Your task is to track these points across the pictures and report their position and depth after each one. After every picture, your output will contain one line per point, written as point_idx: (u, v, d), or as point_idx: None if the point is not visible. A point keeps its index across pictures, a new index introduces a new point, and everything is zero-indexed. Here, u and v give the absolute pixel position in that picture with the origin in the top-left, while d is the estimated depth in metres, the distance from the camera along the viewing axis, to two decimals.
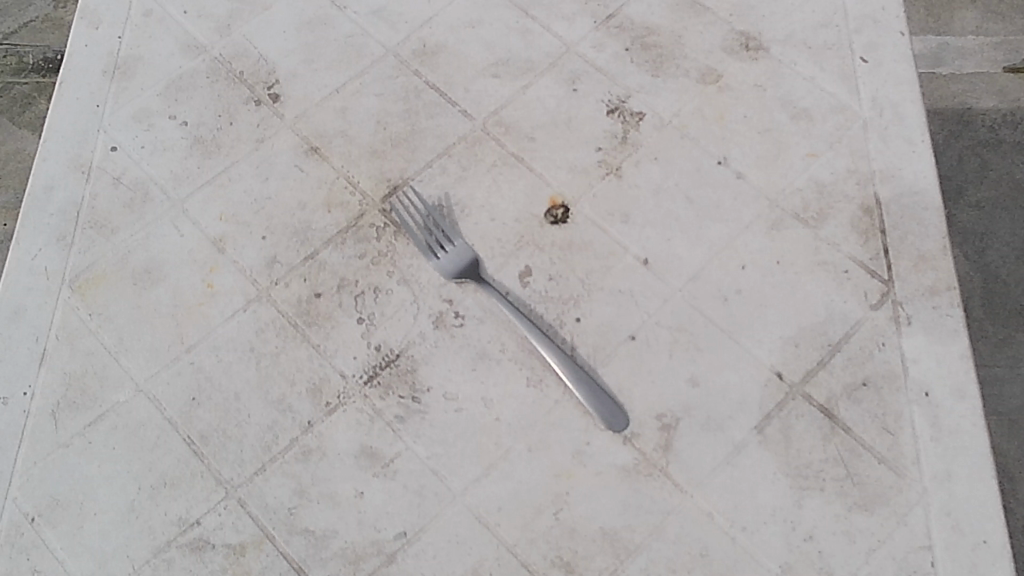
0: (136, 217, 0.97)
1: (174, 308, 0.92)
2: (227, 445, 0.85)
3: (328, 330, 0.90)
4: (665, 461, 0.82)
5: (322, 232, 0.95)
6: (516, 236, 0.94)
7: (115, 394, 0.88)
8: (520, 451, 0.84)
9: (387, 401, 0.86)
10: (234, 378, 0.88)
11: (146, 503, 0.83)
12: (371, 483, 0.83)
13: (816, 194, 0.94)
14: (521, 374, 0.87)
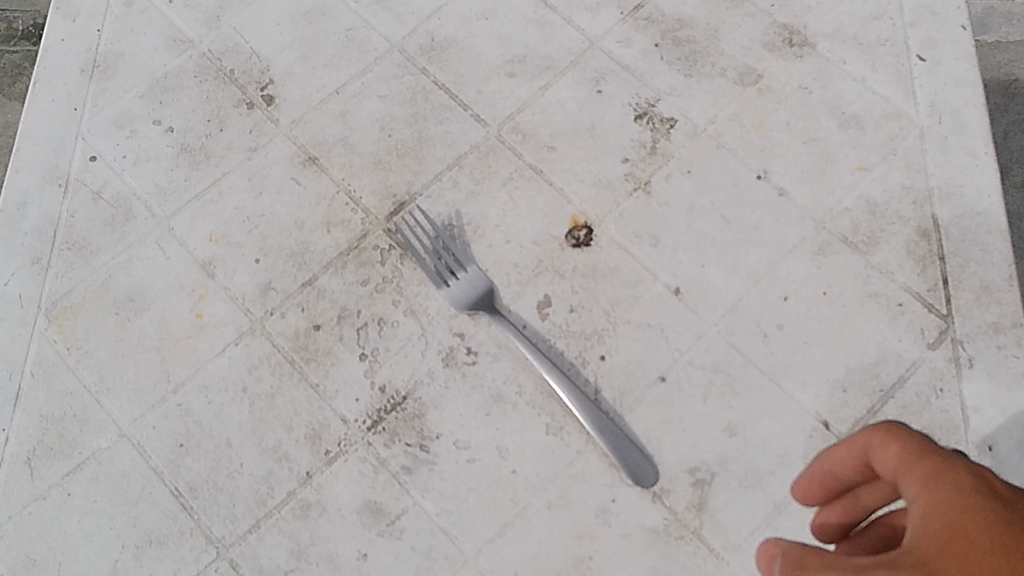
0: (118, 237, 0.88)
1: (160, 341, 0.84)
2: (218, 499, 0.78)
3: (327, 368, 0.82)
4: (699, 522, 0.75)
5: (321, 255, 0.86)
6: (534, 261, 0.85)
7: (96, 440, 0.80)
8: (539, 508, 0.76)
9: (393, 449, 0.79)
10: (225, 423, 0.81)
11: (130, 564, 0.76)
12: (375, 543, 0.76)
13: (867, 214, 0.84)
14: (539, 421, 0.79)
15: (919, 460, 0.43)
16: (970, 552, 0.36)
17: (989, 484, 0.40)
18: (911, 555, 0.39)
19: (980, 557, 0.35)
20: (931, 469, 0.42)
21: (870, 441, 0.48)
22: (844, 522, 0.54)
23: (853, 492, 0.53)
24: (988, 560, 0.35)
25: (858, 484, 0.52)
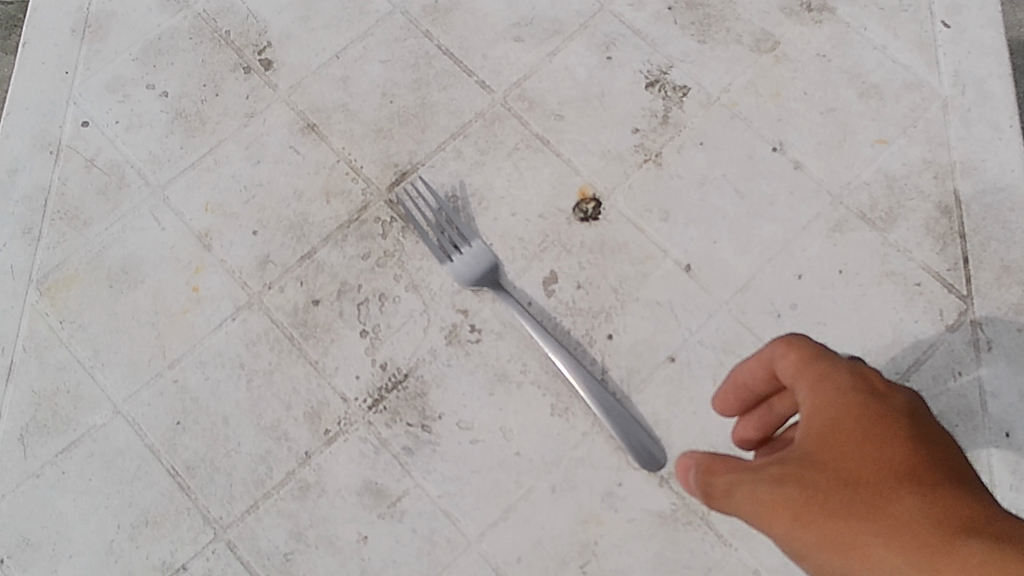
0: (111, 206, 0.86)
1: (155, 315, 0.82)
2: (216, 478, 0.76)
3: (327, 344, 0.80)
4: (707, 507, 0.73)
5: (321, 227, 0.84)
6: (541, 235, 0.82)
7: (91, 417, 0.79)
8: (543, 492, 0.74)
9: (394, 429, 0.77)
10: (223, 400, 0.79)
11: (126, 545, 0.75)
12: (375, 525, 0.74)
13: (886, 190, 0.82)
14: (544, 401, 0.77)
15: (804, 361, 0.48)
16: (853, 444, 0.44)
17: (864, 383, 0.47)
18: (805, 454, 0.46)
19: (860, 454, 0.43)
20: (816, 372, 0.48)
21: (772, 351, 0.50)
22: (763, 433, 0.56)
23: (766, 401, 0.55)
24: (868, 456, 0.43)
25: (777, 391, 0.54)
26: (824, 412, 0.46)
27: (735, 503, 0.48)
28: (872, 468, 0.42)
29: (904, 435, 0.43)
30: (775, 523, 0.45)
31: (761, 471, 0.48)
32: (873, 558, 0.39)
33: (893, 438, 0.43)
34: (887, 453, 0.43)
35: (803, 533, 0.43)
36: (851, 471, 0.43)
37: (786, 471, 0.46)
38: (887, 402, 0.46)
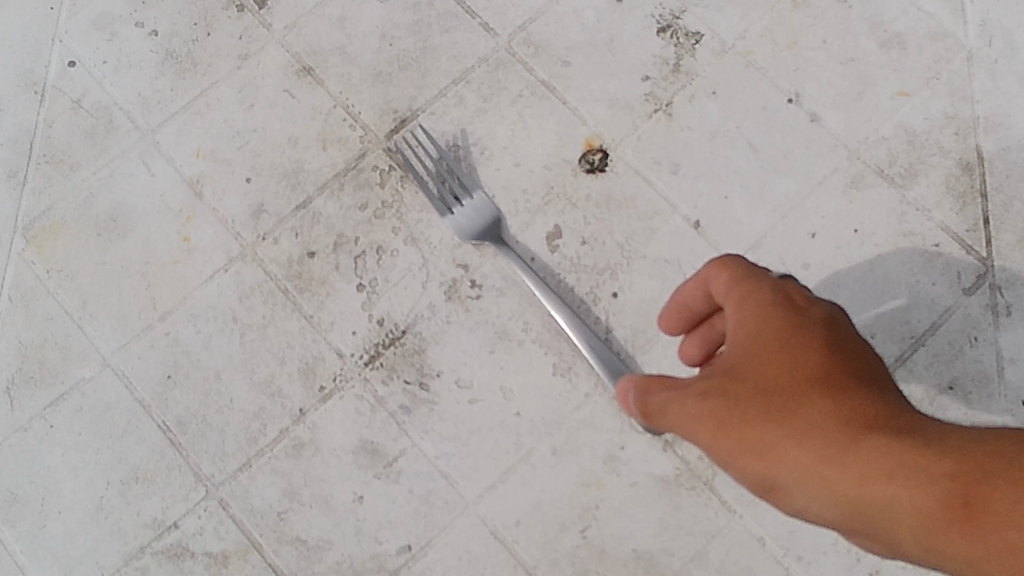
0: (99, 151, 0.82)
1: (145, 265, 0.79)
2: (208, 435, 0.74)
3: (322, 298, 0.77)
4: (712, 473, 0.71)
5: (317, 175, 0.81)
6: (545, 188, 0.79)
7: (79, 370, 0.76)
8: (544, 454, 0.73)
9: (391, 387, 0.75)
10: (215, 354, 0.76)
11: (116, 501, 0.73)
12: (371, 485, 0.73)
13: (906, 145, 0.78)
14: (546, 361, 0.74)
15: (733, 282, 0.52)
16: (769, 351, 0.47)
17: (786, 296, 0.50)
18: (728, 364, 0.49)
19: (776, 359, 0.47)
20: (739, 289, 0.51)
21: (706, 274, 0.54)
22: (705, 350, 0.61)
23: (707, 320, 0.60)
24: (784, 362, 0.46)
25: (714, 310, 0.58)
26: (749, 327, 0.49)
27: (673, 419, 0.52)
28: (790, 377, 0.45)
29: (821, 344, 0.46)
30: (704, 433, 0.48)
31: (693, 387, 0.51)
32: (783, 454, 0.44)
33: (808, 346, 0.46)
34: (803, 361, 0.46)
35: (724, 439, 0.47)
36: (769, 379, 0.46)
37: (714, 387, 0.49)
38: (803, 309, 0.49)
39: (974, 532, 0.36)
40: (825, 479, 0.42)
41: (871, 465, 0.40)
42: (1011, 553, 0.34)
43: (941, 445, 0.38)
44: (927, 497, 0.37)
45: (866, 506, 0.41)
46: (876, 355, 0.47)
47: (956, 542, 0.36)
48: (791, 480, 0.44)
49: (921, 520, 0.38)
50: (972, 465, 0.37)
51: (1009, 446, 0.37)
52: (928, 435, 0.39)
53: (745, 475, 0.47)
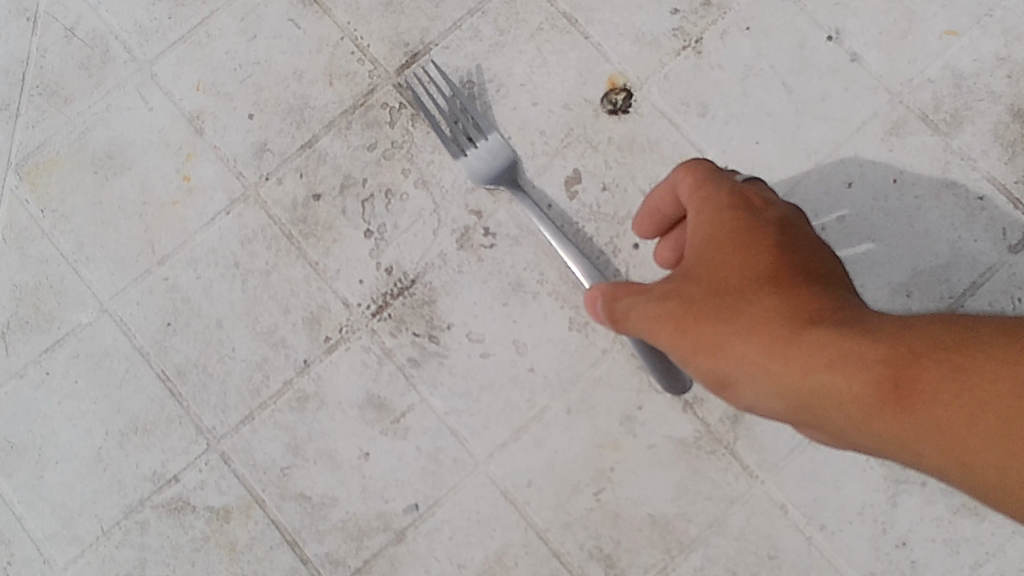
0: (94, 82, 0.78)
1: (143, 206, 0.75)
2: (209, 386, 0.72)
3: (328, 244, 0.73)
4: (733, 436, 0.68)
5: (323, 112, 0.76)
6: (564, 129, 0.74)
7: (75, 314, 0.73)
8: (558, 413, 0.69)
9: (399, 340, 0.71)
10: (216, 301, 0.73)
11: (114, 452, 0.71)
12: (378, 441, 0.70)
13: (952, 89, 0.73)
14: (562, 315, 0.71)
15: (697, 188, 0.55)
16: (724, 250, 0.50)
17: (742, 199, 0.53)
18: (686, 267, 0.52)
19: (729, 260, 0.49)
20: (702, 193, 0.54)
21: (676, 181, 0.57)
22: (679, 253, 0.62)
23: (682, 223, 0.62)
24: (736, 262, 0.49)
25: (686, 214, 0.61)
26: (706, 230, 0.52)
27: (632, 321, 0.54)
28: (740, 274, 0.48)
29: (771, 243, 0.49)
30: (661, 332, 0.51)
31: (654, 288, 0.53)
32: (731, 348, 0.47)
33: (758, 245, 0.49)
34: (752, 259, 0.48)
35: (678, 337, 0.49)
36: (721, 279, 0.49)
37: (670, 288, 0.51)
38: (756, 211, 0.52)
39: (907, 410, 0.40)
40: (769, 370, 0.45)
41: (812, 354, 0.43)
42: (937, 429, 0.39)
43: (878, 333, 0.42)
44: (864, 381, 0.41)
45: (806, 394, 0.44)
46: (822, 251, 0.50)
47: (889, 421, 0.40)
48: (737, 372, 0.47)
49: (857, 402, 0.41)
50: (905, 351, 0.40)
51: (940, 334, 0.40)
52: (865, 325, 0.43)
53: (698, 371, 0.50)
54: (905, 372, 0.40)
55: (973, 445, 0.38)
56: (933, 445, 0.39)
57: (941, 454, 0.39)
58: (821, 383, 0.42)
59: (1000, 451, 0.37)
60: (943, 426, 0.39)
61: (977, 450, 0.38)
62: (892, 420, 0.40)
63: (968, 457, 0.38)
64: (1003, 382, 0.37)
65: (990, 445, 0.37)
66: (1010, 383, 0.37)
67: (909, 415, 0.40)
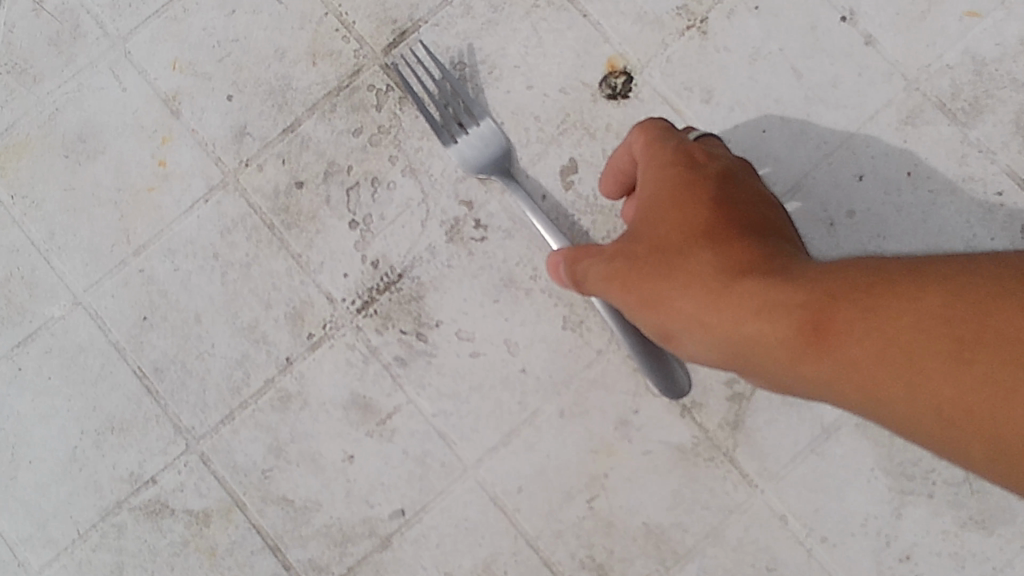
0: (65, 59, 0.73)
1: (118, 193, 0.72)
2: (187, 384, 0.69)
3: (311, 236, 0.70)
4: (732, 443, 0.65)
5: (305, 94, 0.72)
6: (560, 115, 0.71)
7: (48, 308, 0.70)
8: (551, 416, 0.67)
9: (386, 337, 0.68)
10: (194, 295, 0.70)
11: (90, 452, 0.69)
12: (363, 444, 0.67)
13: (972, 76, 0.68)
14: (556, 313, 0.67)
15: (648, 146, 0.59)
16: (668, 207, 0.53)
17: (688, 157, 0.56)
18: (637, 228, 0.55)
19: (672, 215, 0.53)
20: (650, 151, 0.58)
21: (630, 142, 0.61)
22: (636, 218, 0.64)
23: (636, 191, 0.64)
24: (678, 217, 0.52)
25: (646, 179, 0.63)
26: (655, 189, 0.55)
27: (587, 282, 0.57)
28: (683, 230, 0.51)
29: (714, 199, 0.52)
30: (611, 290, 0.54)
31: (607, 247, 0.57)
32: (671, 300, 0.50)
33: (702, 202, 0.52)
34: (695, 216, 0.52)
35: (626, 292, 0.53)
36: (668, 237, 0.52)
37: (622, 247, 0.54)
38: (702, 169, 0.55)
39: (826, 352, 0.42)
40: (708, 319, 0.48)
41: (745, 302, 0.46)
42: (852, 367, 0.41)
43: (802, 278, 0.44)
44: (787, 324, 0.43)
45: (739, 341, 0.46)
46: (761, 204, 0.53)
47: (811, 362, 0.42)
48: (680, 322, 0.50)
49: (783, 345, 0.44)
50: (824, 294, 0.43)
51: (855, 275, 0.42)
52: (792, 272, 0.45)
53: (645, 324, 0.53)
54: (822, 314, 0.42)
55: (883, 382, 0.40)
56: (848, 382, 0.41)
57: (858, 390, 0.41)
58: (752, 330, 0.45)
59: (906, 385, 0.39)
60: (858, 366, 0.40)
61: (885, 384, 0.40)
62: (813, 360, 0.43)
63: (879, 392, 0.40)
64: (904, 320, 0.39)
65: (896, 380, 0.39)
66: (912, 317, 0.39)
67: (827, 355, 0.42)
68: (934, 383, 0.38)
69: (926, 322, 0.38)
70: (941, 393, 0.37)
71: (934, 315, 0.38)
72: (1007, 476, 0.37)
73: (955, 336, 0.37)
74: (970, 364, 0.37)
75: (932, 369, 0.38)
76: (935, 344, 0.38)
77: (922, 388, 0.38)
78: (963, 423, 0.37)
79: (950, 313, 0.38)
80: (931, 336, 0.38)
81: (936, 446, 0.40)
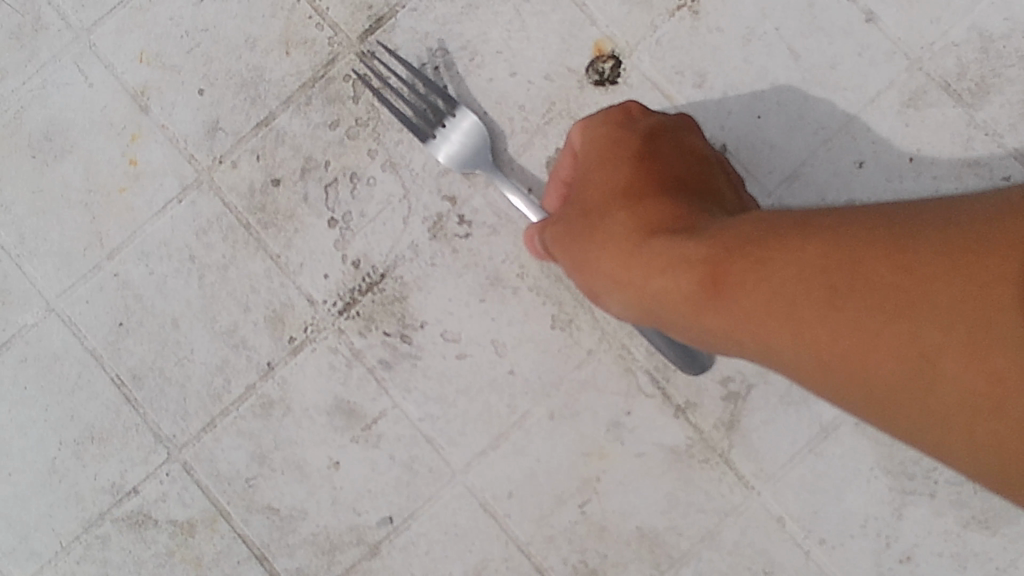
0: (27, 54, 0.70)
1: (88, 195, 0.69)
2: (166, 391, 0.67)
3: (289, 235, 0.67)
4: (728, 444, 0.63)
5: (279, 86, 0.68)
6: (545, 103, 0.67)
7: (20, 315, 0.68)
8: (540, 418, 0.65)
9: (369, 340, 0.66)
10: (171, 299, 0.68)
11: (71, 463, 0.67)
12: (348, 450, 0.66)
13: (978, 54, 0.65)
14: (545, 312, 0.65)
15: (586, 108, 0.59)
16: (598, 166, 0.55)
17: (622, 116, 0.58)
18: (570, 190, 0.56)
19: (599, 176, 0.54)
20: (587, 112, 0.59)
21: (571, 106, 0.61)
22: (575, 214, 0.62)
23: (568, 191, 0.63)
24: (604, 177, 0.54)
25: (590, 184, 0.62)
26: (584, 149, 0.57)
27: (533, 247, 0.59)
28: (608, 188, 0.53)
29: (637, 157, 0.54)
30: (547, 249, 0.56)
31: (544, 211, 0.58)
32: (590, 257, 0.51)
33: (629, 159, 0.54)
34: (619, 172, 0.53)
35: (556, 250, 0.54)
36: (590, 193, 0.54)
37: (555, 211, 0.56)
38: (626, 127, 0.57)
39: (717, 302, 0.43)
40: (614, 274, 0.48)
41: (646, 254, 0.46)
42: (740, 315, 0.42)
43: (700, 232, 0.45)
44: (682, 277, 0.44)
45: (645, 296, 0.47)
46: (678, 158, 0.55)
47: (705, 311, 0.44)
48: (593, 275, 0.51)
49: (679, 298, 0.45)
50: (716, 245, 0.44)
51: (748, 227, 0.44)
52: (693, 225, 0.47)
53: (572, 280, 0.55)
54: (714, 265, 0.43)
55: (767, 329, 0.41)
56: (737, 329, 0.42)
57: (748, 337, 0.42)
58: (650, 282, 0.46)
59: (788, 330, 0.40)
60: (744, 314, 0.42)
61: (766, 330, 0.41)
62: (704, 310, 0.44)
63: (762, 338, 0.42)
64: (786, 268, 0.41)
65: (778, 328, 0.40)
66: (793, 268, 0.40)
67: (718, 305, 0.43)
68: (811, 329, 0.39)
69: (805, 271, 0.40)
70: (817, 338, 0.39)
71: (813, 264, 0.40)
72: (877, 414, 0.40)
73: (829, 285, 0.39)
74: (842, 310, 0.38)
75: (810, 315, 0.39)
76: (812, 292, 0.39)
77: (801, 333, 0.40)
78: (837, 366, 0.39)
79: (824, 262, 0.39)
80: (809, 285, 0.39)
81: (821, 390, 0.41)
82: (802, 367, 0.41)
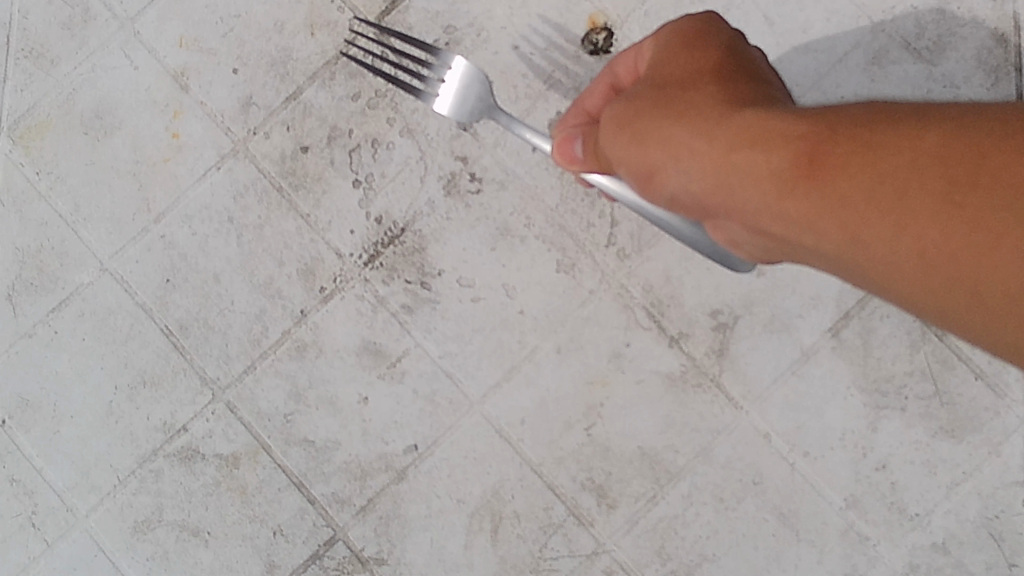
0: (77, 42, 0.77)
1: (136, 166, 0.76)
2: (210, 338, 0.74)
3: (318, 196, 0.74)
4: (718, 369, 0.70)
5: (306, 64, 0.75)
6: (545, 71, 0.75)
7: (77, 275, 0.76)
8: (549, 352, 0.72)
9: (392, 287, 0.73)
10: (212, 256, 0.75)
11: (125, 405, 0.75)
12: (376, 386, 0.73)
13: (935, 15, 0.72)
14: (550, 258, 0.72)
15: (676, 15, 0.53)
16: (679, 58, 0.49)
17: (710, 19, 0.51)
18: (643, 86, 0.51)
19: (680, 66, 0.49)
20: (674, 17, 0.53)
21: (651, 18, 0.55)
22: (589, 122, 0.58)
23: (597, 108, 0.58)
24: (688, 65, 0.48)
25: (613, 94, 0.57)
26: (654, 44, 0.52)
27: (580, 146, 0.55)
28: (682, 72, 0.47)
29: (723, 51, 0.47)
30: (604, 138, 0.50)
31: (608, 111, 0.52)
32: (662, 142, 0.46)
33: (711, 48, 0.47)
34: (690, 59, 0.48)
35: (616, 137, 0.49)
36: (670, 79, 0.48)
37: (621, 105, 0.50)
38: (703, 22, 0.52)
39: (815, 188, 0.39)
40: (683, 156, 0.44)
41: (730, 133, 0.42)
42: (836, 201, 0.38)
43: (803, 120, 0.40)
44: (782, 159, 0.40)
45: (732, 181, 0.42)
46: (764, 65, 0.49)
47: (796, 197, 0.40)
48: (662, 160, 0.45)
49: (776, 183, 0.40)
50: (827, 129, 0.39)
51: (861, 115, 0.39)
52: (792, 114, 0.41)
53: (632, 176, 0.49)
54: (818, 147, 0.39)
55: (867, 219, 0.37)
56: (831, 217, 0.38)
57: (838, 229, 0.38)
58: (738, 164, 0.42)
59: (892, 223, 0.36)
60: (844, 203, 0.38)
61: (868, 221, 0.37)
62: (797, 198, 0.40)
63: (857, 231, 0.38)
64: (900, 156, 0.36)
65: (885, 217, 0.36)
66: (907, 156, 0.36)
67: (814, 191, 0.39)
68: (919, 223, 0.35)
69: (923, 163, 0.35)
70: (921, 235, 0.35)
71: (931, 155, 0.35)
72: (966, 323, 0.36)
73: (949, 177, 0.34)
74: (955, 209, 0.34)
75: (922, 209, 0.35)
76: (929, 184, 0.35)
77: (904, 226, 0.36)
78: (939, 267, 0.35)
79: (946, 153, 0.35)
80: (924, 175, 0.35)
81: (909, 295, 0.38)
82: (896, 265, 0.37)
